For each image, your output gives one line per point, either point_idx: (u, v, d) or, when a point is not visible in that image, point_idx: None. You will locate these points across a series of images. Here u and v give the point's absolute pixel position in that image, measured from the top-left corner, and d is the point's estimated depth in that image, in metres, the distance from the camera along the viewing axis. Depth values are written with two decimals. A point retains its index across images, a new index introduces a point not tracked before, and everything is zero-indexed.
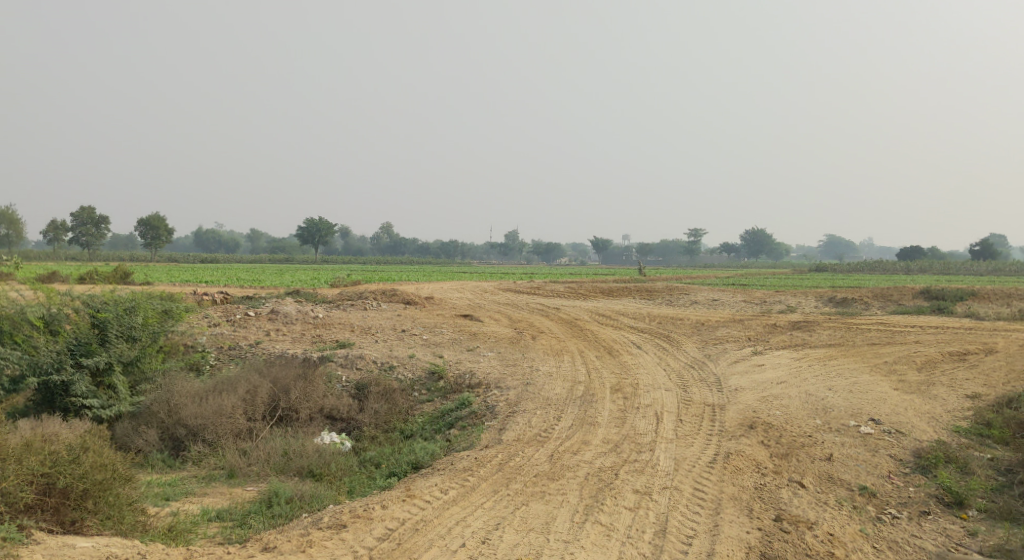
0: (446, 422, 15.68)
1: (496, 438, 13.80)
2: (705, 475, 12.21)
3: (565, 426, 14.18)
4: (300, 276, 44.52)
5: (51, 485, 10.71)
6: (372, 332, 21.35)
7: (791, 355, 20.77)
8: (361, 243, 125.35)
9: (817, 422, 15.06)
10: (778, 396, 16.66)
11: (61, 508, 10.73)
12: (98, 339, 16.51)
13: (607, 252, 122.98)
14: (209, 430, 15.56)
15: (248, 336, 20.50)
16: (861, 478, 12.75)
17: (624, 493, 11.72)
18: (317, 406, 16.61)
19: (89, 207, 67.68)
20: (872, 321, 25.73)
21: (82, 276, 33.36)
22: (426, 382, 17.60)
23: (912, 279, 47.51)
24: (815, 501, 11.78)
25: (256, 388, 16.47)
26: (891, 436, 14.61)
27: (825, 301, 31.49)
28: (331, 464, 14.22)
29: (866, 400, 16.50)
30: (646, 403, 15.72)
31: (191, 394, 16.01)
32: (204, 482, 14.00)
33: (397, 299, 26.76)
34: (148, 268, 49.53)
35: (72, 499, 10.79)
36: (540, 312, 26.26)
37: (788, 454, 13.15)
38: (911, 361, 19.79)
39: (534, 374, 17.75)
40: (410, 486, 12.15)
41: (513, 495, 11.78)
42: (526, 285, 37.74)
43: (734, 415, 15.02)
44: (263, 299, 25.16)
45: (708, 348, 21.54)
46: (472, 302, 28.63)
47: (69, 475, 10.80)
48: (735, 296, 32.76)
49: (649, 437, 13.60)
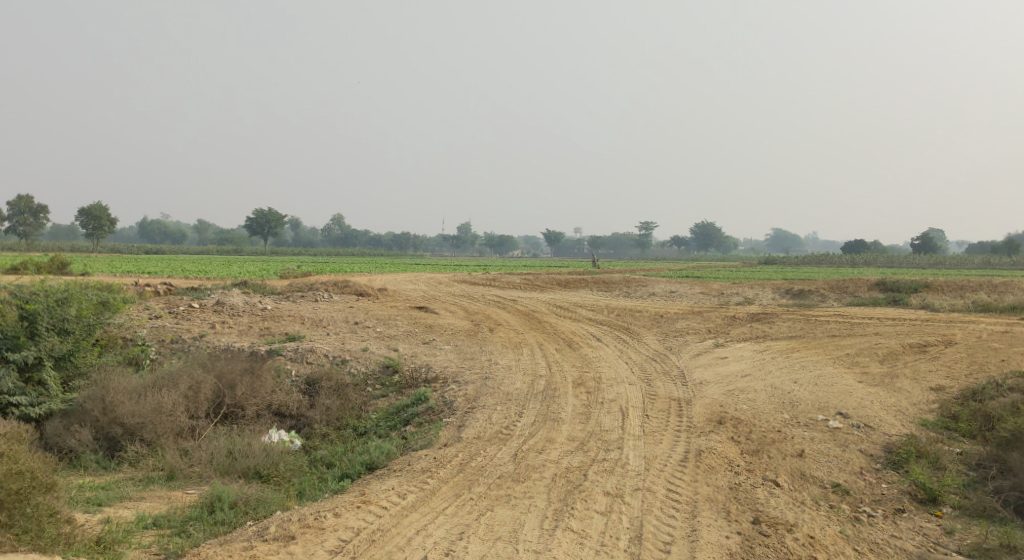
0: (401, 419, 14.94)
1: (455, 436, 13.10)
2: (678, 475, 11.64)
3: (527, 423, 13.52)
4: (252, 268, 43.18)
5: None
6: (323, 324, 20.47)
7: (754, 348, 20.38)
8: (311, 235, 123.32)
9: (786, 416, 14.59)
10: (745, 390, 16.20)
11: None
12: (27, 332, 15.45)
13: (559, 245, 122.67)
14: (148, 428, 14.65)
15: (192, 329, 19.50)
16: (834, 474, 12.25)
17: (595, 496, 11.10)
18: (265, 402, 15.76)
19: (28, 196, 65.38)
20: (830, 313, 25.47)
21: (16, 266, 31.84)
22: (380, 377, 16.82)
23: (863, 272, 47.61)
24: (792, 502, 11.27)
25: (199, 383, 15.54)
26: (860, 430, 14.17)
27: (781, 293, 31.23)
28: (278, 465, 13.39)
29: (832, 393, 16.10)
30: (610, 398, 15.12)
31: (129, 390, 15.05)
32: (142, 485, 13.10)
33: (349, 290, 25.89)
34: (90, 259, 47.62)
35: None
36: (496, 304, 25.52)
37: (759, 450, 12.65)
38: (873, 353, 19.48)
39: (492, 367, 17.05)
40: (365, 490, 11.38)
41: (476, 499, 11.09)
42: (480, 278, 36.98)
43: (701, 410, 14.50)
44: (208, 290, 24.12)
45: (670, 341, 21.06)
46: (425, 294, 27.83)
47: None
48: (692, 288, 32.38)
49: (616, 434, 12.99)
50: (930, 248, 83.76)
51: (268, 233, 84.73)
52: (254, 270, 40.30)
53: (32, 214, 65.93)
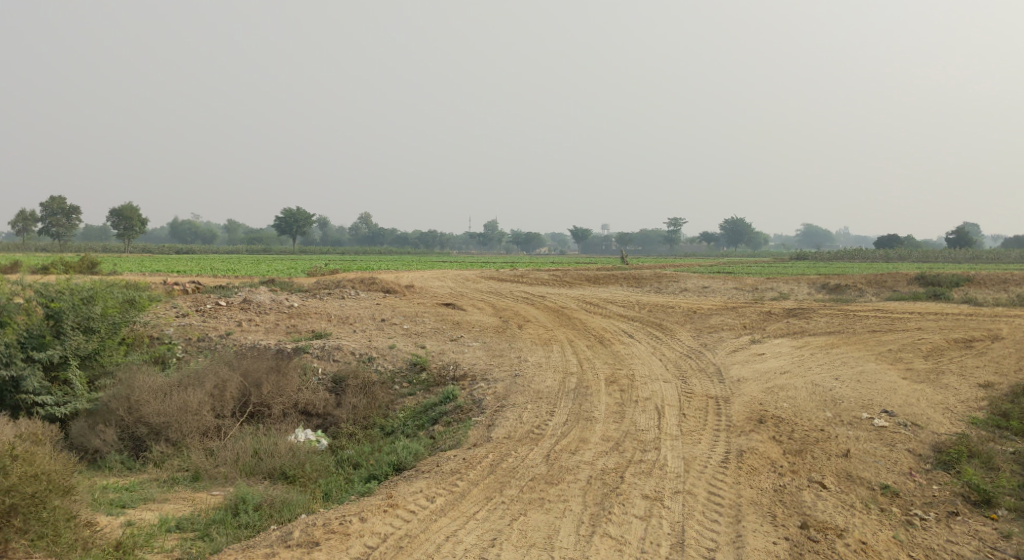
0: (430, 418, 14.57)
1: (485, 436, 12.68)
2: (719, 477, 11.15)
3: (559, 423, 13.09)
4: (279, 266, 43.20)
5: None
6: (350, 321, 20.15)
7: (792, 344, 19.78)
8: (339, 234, 123.59)
9: (828, 415, 14.04)
10: (784, 387, 15.64)
11: None
12: (52, 331, 15.25)
13: (587, 242, 122.10)
14: (173, 428, 14.37)
15: (219, 327, 19.25)
16: (883, 475, 11.70)
17: (633, 500, 10.64)
18: (291, 401, 15.44)
19: (60, 197, 65.86)
20: (868, 308, 24.78)
21: (46, 265, 31.85)
22: (407, 374, 16.45)
23: (899, 266, 46.59)
24: (840, 505, 10.76)
25: (224, 382, 15.25)
26: (907, 429, 13.59)
27: (817, 288, 30.53)
28: (305, 465, 13.05)
29: (876, 390, 15.50)
30: (645, 396, 14.64)
31: (153, 390, 14.79)
32: (166, 486, 12.79)
33: (376, 287, 25.58)
34: (120, 259, 47.74)
35: None
36: (525, 300, 25.09)
37: (802, 450, 12.13)
38: (916, 349, 18.82)
39: (522, 365, 16.63)
40: (392, 493, 10.99)
41: (508, 503, 10.67)
42: (508, 274, 36.49)
43: (740, 409, 13.98)
44: (236, 288, 23.90)
45: (704, 337, 20.51)
46: (453, 291, 27.48)
47: None
48: (725, 283, 31.75)
49: (652, 434, 12.52)
50: (965, 242, 82.26)
51: (296, 232, 84.90)
52: (283, 269, 40.14)
53: (65, 215, 66.38)
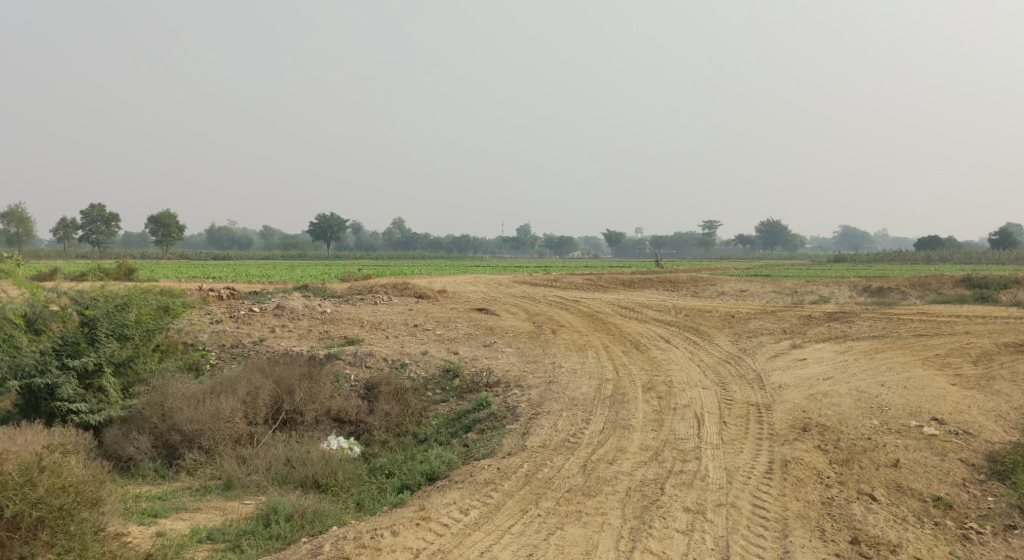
0: (463, 425, 14.30)
1: (520, 445, 12.38)
2: (764, 488, 10.77)
3: (596, 431, 12.75)
4: (313, 272, 43.39)
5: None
6: (382, 327, 19.96)
7: (834, 349, 19.25)
8: (373, 239, 124.17)
9: (875, 423, 13.56)
10: (828, 394, 15.16)
11: (8, 543, 9.51)
12: (87, 338, 15.16)
13: (621, 246, 121.53)
14: (206, 436, 14.22)
15: (252, 333, 19.15)
16: (934, 486, 11.24)
17: (674, 513, 10.30)
18: (324, 408, 15.24)
19: (99, 205, 66.63)
20: (913, 311, 24.13)
21: (84, 272, 32.11)
22: (440, 381, 16.19)
23: (945, 267, 45.60)
24: (892, 519, 10.35)
25: (257, 389, 15.08)
26: (959, 438, 13.08)
27: (859, 291, 29.85)
28: (337, 474, 12.83)
29: (924, 397, 14.97)
30: (684, 403, 14.25)
31: (186, 397, 14.65)
32: (198, 495, 12.61)
33: (409, 292, 25.39)
34: (159, 265, 48.23)
35: (23, 530, 9.57)
36: (560, 305, 24.75)
37: (849, 460, 11.70)
38: (965, 354, 18.21)
39: (557, 371, 16.31)
40: (425, 505, 10.73)
41: (545, 516, 10.37)
42: (542, 279, 36.19)
43: (783, 417, 13.55)
44: (269, 294, 23.84)
45: (743, 342, 20.05)
46: (487, 295, 27.22)
47: (21, 502, 9.57)
48: (763, 287, 31.17)
49: (692, 443, 12.14)
50: (1008, 243, 80.59)
51: (331, 238, 85.29)
52: (317, 274, 40.33)
53: (104, 222, 67.18)
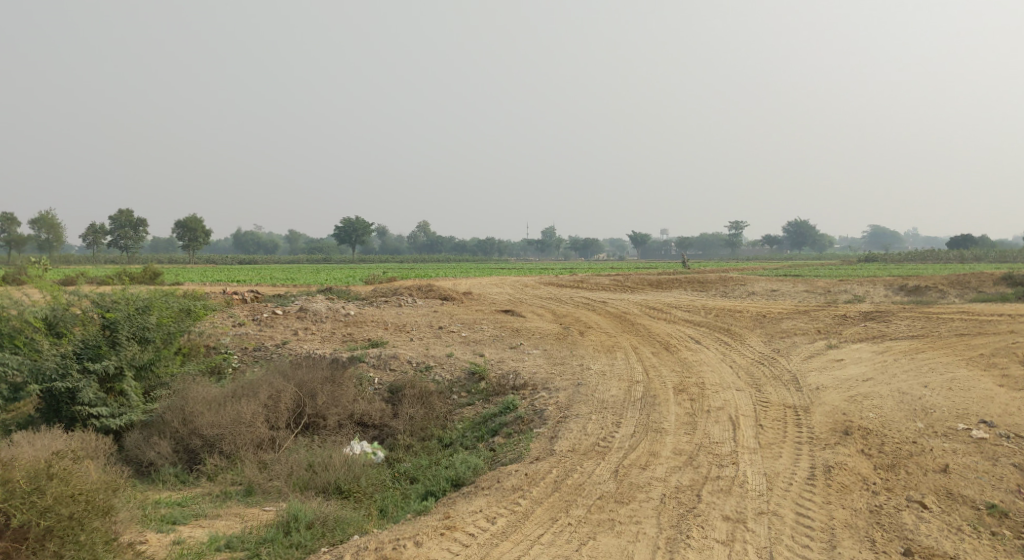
0: (490, 429, 13.88)
1: (548, 449, 11.93)
2: (807, 496, 10.31)
3: (627, 435, 12.27)
4: (337, 274, 43.24)
5: (7, 522, 9.20)
6: (407, 330, 19.58)
7: (872, 349, 18.64)
8: (398, 242, 124.32)
9: (919, 425, 13.01)
10: (868, 396, 14.59)
11: (14, 553, 9.20)
12: (108, 342, 14.85)
13: (646, 247, 120.71)
14: (227, 440, 13.89)
15: (274, 336, 18.84)
16: (987, 493, 10.73)
17: (713, 522, 9.85)
18: (347, 412, 14.87)
19: (126, 211, 66.86)
20: (952, 310, 23.41)
21: (107, 276, 32.00)
22: (466, 384, 15.78)
23: (981, 266, 44.65)
24: (946, 528, 9.95)
25: (279, 393, 14.74)
26: (1010, 442, 12.53)
27: (895, 290, 29.11)
28: (360, 480, 12.46)
29: (970, 399, 14.38)
30: (718, 406, 13.74)
31: (207, 401, 14.32)
32: (218, 501, 12.24)
33: (434, 294, 25.01)
34: (185, 269, 48.25)
35: (30, 540, 9.26)
36: (587, 306, 24.23)
37: (895, 464, 11.20)
38: (1011, 353, 17.55)
39: (586, 373, 15.84)
40: (450, 512, 10.33)
41: (576, 525, 9.94)
42: (568, 280, 35.70)
43: (822, 420, 13.02)
44: (292, 296, 23.52)
45: (776, 342, 19.47)
46: (513, 297, 26.79)
47: (28, 512, 9.27)
48: (795, 286, 30.49)
49: (728, 447, 11.65)
50: None
51: (356, 241, 85.16)
52: (342, 277, 40.09)
53: (132, 226, 67.40)
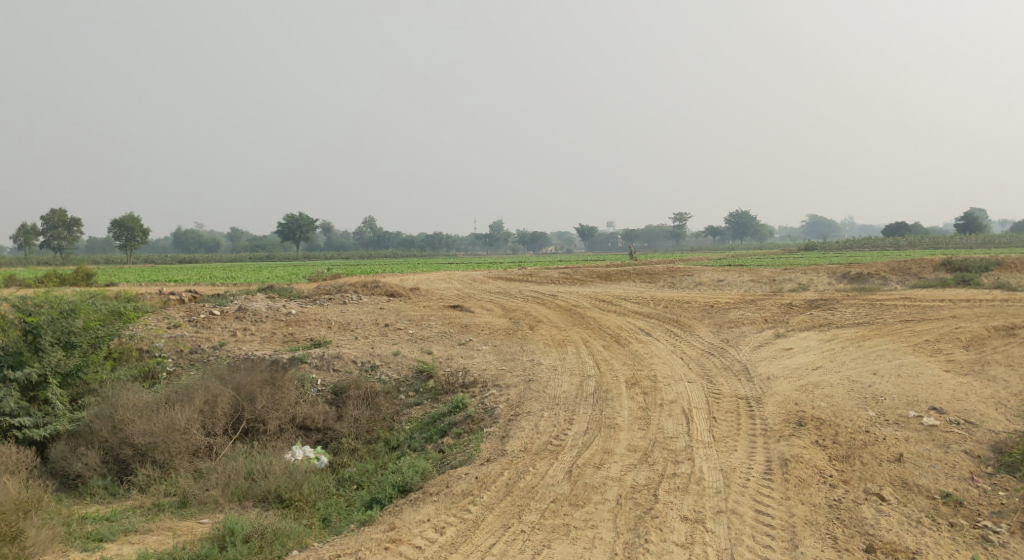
0: (438, 430, 13.43)
1: (498, 450, 11.53)
2: (766, 492, 10.09)
3: (580, 432, 11.93)
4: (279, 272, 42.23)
5: None
6: (351, 328, 19.00)
7: (821, 337, 18.57)
8: (343, 239, 122.81)
9: (871, 414, 12.89)
10: (819, 385, 14.46)
11: None
12: (30, 347, 14.08)
13: (592, 239, 120.99)
14: (159, 449, 13.24)
15: (212, 337, 18.05)
16: (942, 481, 10.61)
17: (672, 524, 9.60)
18: (288, 415, 14.28)
19: (60, 211, 64.70)
20: (895, 296, 23.56)
21: (38, 278, 30.69)
22: (413, 383, 15.26)
23: (922, 254, 45.42)
24: (905, 521, 9.80)
25: (215, 398, 14.10)
26: (960, 428, 12.48)
27: (838, 277, 29.28)
28: (302, 488, 11.91)
29: (919, 385, 14.33)
30: (670, 399, 13.46)
31: (138, 408, 13.63)
32: (149, 514, 11.62)
33: (380, 290, 24.42)
34: (120, 270, 46.72)
35: None
36: (536, 300, 23.85)
37: (850, 455, 11.03)
38: (955, 339, 17.62)
39: (535, 369, 15.45)
40: (396, 523, 9.91)
41: (529, 532, 9.61)
42: (516, 273, 35.29)
43: (775, 411, 12.81)
44: (232, 296, 22.71)
45: (725, 332, 19.32)
46: (460, 292, 26.33)
47: None
48: (741, 276, 30.48)
49: (683, 442, 11.37)
50: (973, 228, 80.82)
51: (300, 238, 83.66)
52: (285, 275, 39.15)
53: (65, 227, 65.22)
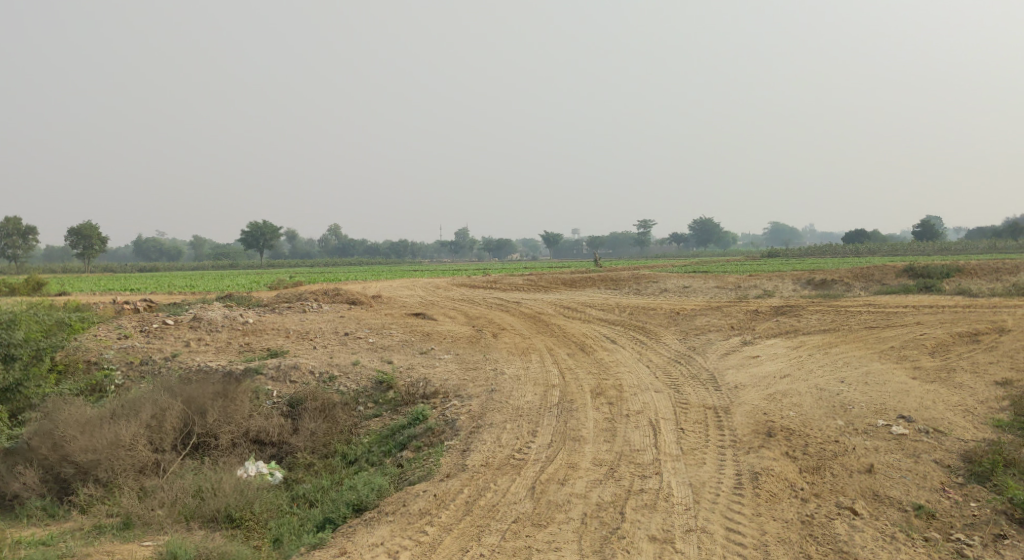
0: (397, 443, 12.95)
1: (459, 464, 11.10)
2: (736, 508, 9.78)
3: (543, 445, 11.52)
4: (240, 280, 41.46)
5: None
6: (310, 337, 18.46)
7: (787, 345, 18.36)
8: (307, 246, 121.64)
9: (840, 423, 12.63)
10: (786, 393, 14.20)
11: None
12: None
13: (557, 246, 120.94)
14: (103, 467, 12.65)
15: (164, 348, 17.32)
16: (914, 493, 10.34)
17: (639, 545, 9.28)
18: (241, 429, 13.71)
19: (14, 217, 63.01)
20: (859, 303, 23.48)
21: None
22: (373, 393, 14.74)
23: (882, 260, 45.66)
24: (880, 537, 9.51)
25: (163, 411, 13.51)
26: (930, 437, 12.24)
27: (802, 284, 29.19)
28: (253, 506, 11.45)
29: (887, 393, 14.11)
30: (636, 409, 13.11)
31: (81, 423, 13.03)
32: (88, 538, 11.07)
33: (341, 298, 23.88)
34: (77, 279, 45.59)
35: None
36: (499, 307, 23.44)
37: (820, 467, 10.74)
38: (920, 345, 17.49)
39: (499, 378, 15.03)
40: (351, 551, 9.50)
41: (489, 557, 9.27)
42: (482, 281, 34.87)
43: (744, 421, 12.50)
44: (188, 305, 22.01)
45: (691, 340, 19.05)
46: (423, 300, 25.85)
47: None
48: (706, 282, 30.31)
49: (650, 455, 11.01)
50: (930, 234, 81.76)
51: (263, 246, 82.49)
52: (246, 284, 38.40)
53: (21, 235, 63.64)
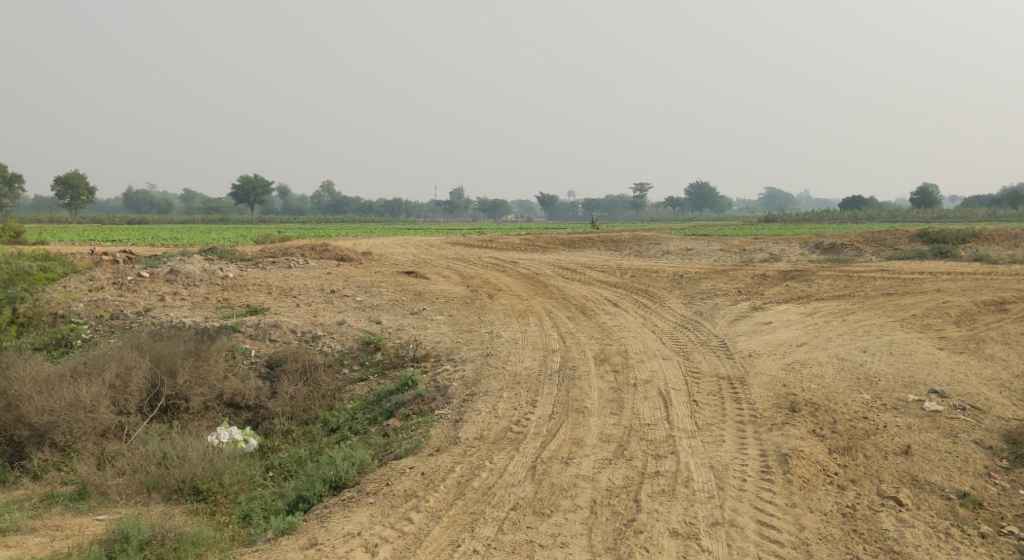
0: (383, 410, 11.86)
1: (450, 437, 10.00)
2: (766, 498, 8.75)
3: (544, 417, 10.41)
4: (227, 234, 40.24)
5: None
6: (293, 294, 17.26)
7: (801, 311, 17.23)
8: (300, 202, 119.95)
9: (867, 397, 11.57)
10: (806, 364, 13.11)
11: None
12: None
13: (552, 208, 119.45)
14: (61, 429, 11.55)
15: (137, 302, 16.11)
16: (957, 478, 9.31)
17: (660, 542, 8.26)
18: (214, 391, 12.58)
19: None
20: (872, 268, 22.35)
21: None
22: (359, 355, 13.60)
23: (885, 227, 44.39)
24: (931, 534, 8.50)
25: (129, 370, 12.33)
26: (967, 415, 11.20)
27: (810, 248, 28.02)
28: (222, 477, 10.34)
29: (914, 365, 13.03)
30: (645, 378, 12.00)
31: (38, 382, 11.90)
32: (37, 509, 9.99)
33: (329, 254, 22.66)
34: (60, 229, 44.07)
35: None
36: (495, 267, 22.25)
37: (852, 447, 9.69)
38: (944, 314, 16.37)
39: (494, 342, 13.90)
40: (331, 542, 8.42)
41: (485, 552, 8.24)
42: (478, 238, 33.56)
43: (763, 394, 11.40)
44: (167, 257, 20.68)
45: (698, 304, 17.91)
46: (415, 257, 24.59)
47: None
48: (709, 245, 29.11)
49: (664, 431, 9.94)
50: (929, 202, 80.52)
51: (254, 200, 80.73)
52: (233, 236, 37.11)
53: (8, 184, 61.88)
